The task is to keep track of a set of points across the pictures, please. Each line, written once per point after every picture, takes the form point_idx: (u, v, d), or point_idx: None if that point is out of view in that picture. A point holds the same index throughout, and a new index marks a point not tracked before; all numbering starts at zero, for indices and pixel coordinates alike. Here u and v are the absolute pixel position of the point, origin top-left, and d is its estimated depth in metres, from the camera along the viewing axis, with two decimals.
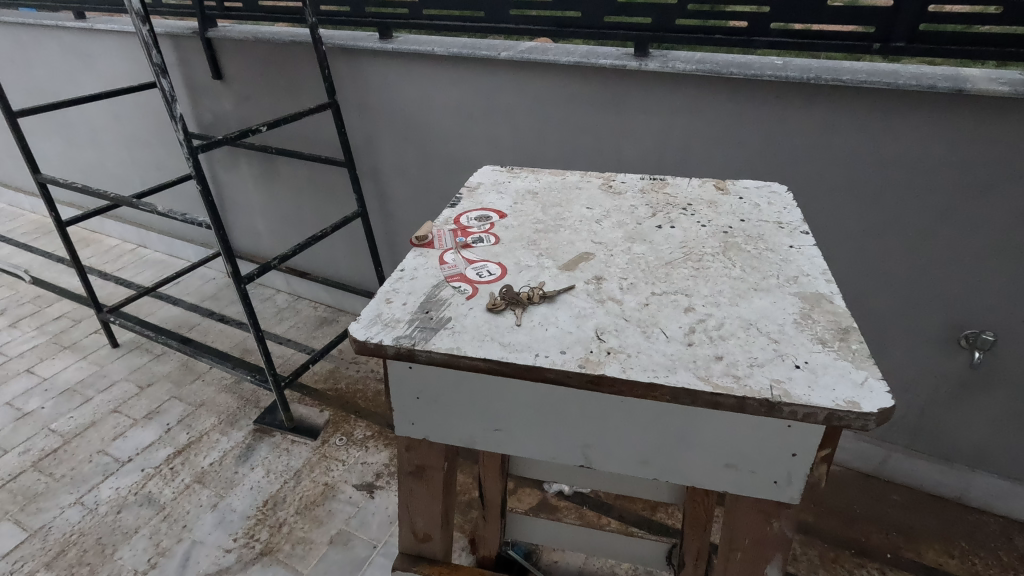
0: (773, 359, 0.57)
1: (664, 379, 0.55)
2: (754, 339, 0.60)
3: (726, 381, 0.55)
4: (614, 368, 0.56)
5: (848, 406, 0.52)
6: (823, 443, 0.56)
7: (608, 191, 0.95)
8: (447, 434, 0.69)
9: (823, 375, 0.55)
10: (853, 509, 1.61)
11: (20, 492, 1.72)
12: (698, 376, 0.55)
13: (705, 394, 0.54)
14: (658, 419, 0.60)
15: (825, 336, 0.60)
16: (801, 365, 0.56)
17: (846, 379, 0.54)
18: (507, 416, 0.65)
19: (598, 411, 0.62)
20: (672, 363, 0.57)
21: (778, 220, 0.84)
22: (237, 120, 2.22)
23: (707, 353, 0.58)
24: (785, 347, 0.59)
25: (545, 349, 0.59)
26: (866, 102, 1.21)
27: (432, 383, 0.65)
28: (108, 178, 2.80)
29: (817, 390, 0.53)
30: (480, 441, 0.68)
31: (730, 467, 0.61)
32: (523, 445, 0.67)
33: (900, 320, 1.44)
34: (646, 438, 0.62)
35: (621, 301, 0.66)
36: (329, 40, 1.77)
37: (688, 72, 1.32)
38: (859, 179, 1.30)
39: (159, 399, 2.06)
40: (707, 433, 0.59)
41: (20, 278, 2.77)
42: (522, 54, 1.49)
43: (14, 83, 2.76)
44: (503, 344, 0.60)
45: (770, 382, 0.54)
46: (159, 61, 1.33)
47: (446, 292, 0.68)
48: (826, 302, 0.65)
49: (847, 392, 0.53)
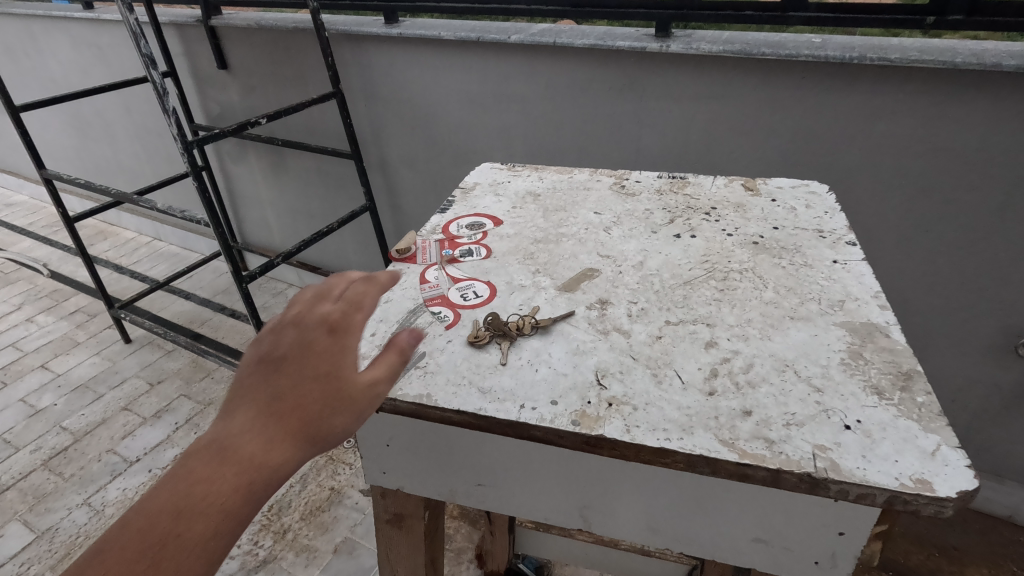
0: (816, 417, 0.50)
1: (680, 445, 0.48)
2: (791, 387, 0.53)
3: (757, 448, 0.47)
4: (616, 427, 0.49)
5: (917, 487, 0.44)
6: (876, 525, 0.48)
7: (620, 193, 0.87)
8: (425, 488, 0.62)
9: (882, 442, 0.48)
10: (891, 527, 1.50)
11: (30, 491, 1.71)
12: (720, 440, 0.48)
13: (730, 464, 0.47)
14: (679, 487, 0.52)
15: (881, 385, 0.53)
16: (851, 426, 0.49)
17: (912, 448, 0.47)
18: (491, 472, 0.58)
19: (605, 473, 0.54)
20: (689, 422, 0.50)
21: (819, 228, 0.76)
22: (244, 111, 2.16)
23: (732, 406, 0.51)
24: (829, 399, 0.52)
25: (533, 399, 0.52)
26: (918, 85, 1.08)
27: (405, 432, 0.58)
28: (122, 171, 2.79)
29: (877, 463, 0.46)
30: (462, 496, 0.61)
31: (758, 542, 0.53)
32: (509, 502, 0.60)
33: (948, 327, 1.32)
34: (658, 505, 0.54)
35: (628, 332, 0.60)
36: (332, 25, 1.68)
37: (714, 53, 1.19)
38: (907, 171, 1.17)
39: (168, 397, 2.04)
40: (734, 507, 0.51)
41: (38, 271, 2.78)
42: (533, 37, 1.38)
43: (27, 75, 2.75)
44: (484, 391, 0.53)
45: (813, 450, 0.47)
46: (148, 52, 1.26)
47: (423, 320, 0.62)
48: (881, 336, 0.58)
49: (916, 467, 0.46)
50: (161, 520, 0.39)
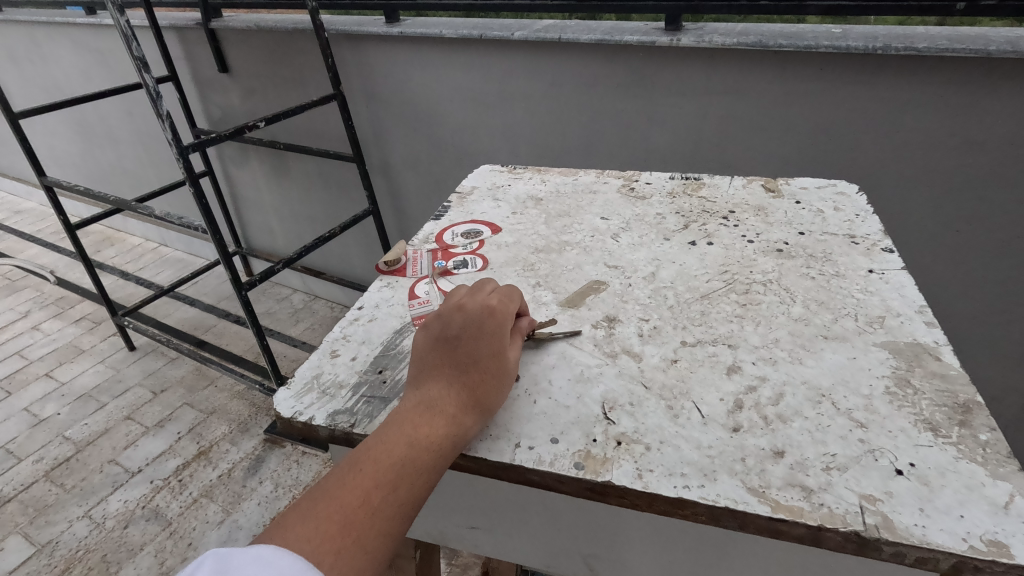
0: (862, 460, 0.47)
1: (701, 495, 0.45)
2: (830, 422, 0.50)
3: (794, 499, 0.44)
4: (626, 471, 0.47)
5: (990, 550, 0.40)
6: None
7: (630, 197, 0.86)
8: (418, 530, 0.64)
9: (941, 491, 0.44)
10: None
11: (31, 503, 1.69)
12: (746, 487, 0.45)
13: (762, 519, 0.44)
14: (686, 537, 0.53)
15: (937, 421, 0.50)
16: (905, 471, 0.46)
17: (978, 499, 0.43)
18: (483, 517, 0.59)
19: (604, 521, 0.55)
20: (711, 464, 0.47)
21: (849, 233, 0.75)
22: (246, 115, 2.13)
23: (761, 446, 0.49)
24: (875, 437, 0.49)
25: (530, 437, 0.51)
26: (946, 76, 1.01)
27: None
28: (126, 177, 2.78)
29: (938, 519, 0.42)
30: (454, 538, 0.63)
31: None
32: (502, 546, 0.61)
33: (981, 332, 1.24)
34: (675, 555, 0.55)
35: (640, 355, 0.58)
36: (331, 25, 1.64)
37: (728, 46, 1.13)
38: (935, 170, 1.11)
39: (171, 405, 2.01)
40: (749, 559, 0.52)
41: (45, 279, 2.77)
42: (538, 33, 1.33)
43: (32, 82, 2.75)
44: (473, 427, 0.53)
45: (860, 502, 0.44)
46: (139, 55, 1.22)
47: (408, 341, 0.63)
48: (932, 360, 0.56)
49: (987, 525, 0.42)
50: (358, 507, 0.45)
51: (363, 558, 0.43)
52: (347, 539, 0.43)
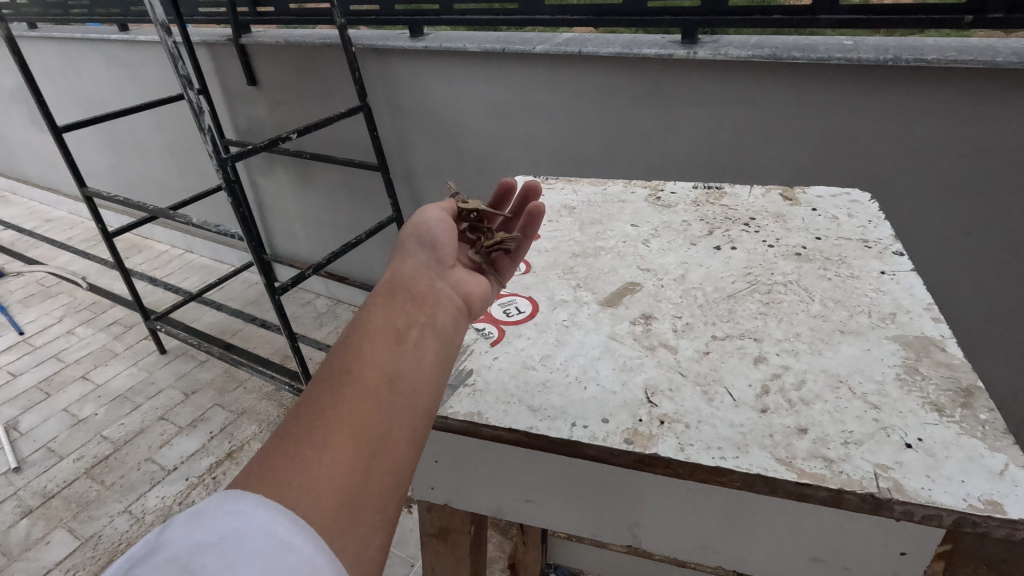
0: (875, 435, 0.53)
1: (735, 464, 0.51)
2: (847, 404, 0.56)
3: (816, 468, 0.50)
4: (669, 446, 0.53)
5: (987, 509, 0.46)
6: (940, 546, 0.52)
7: (656, 205, 0.92)
8: (473, 503, 0.66)
9: (946, 461, 0.50)
10: None
11: (74, 499, 1.76)
12: (776, 458, 0.51)
13: (789, 484, 0.50)
14: (724, 505, 0.56)
15: (941, 402, 0.56)
16: (913, 445, 0.52)
17: (978, 468, 0.49)
18: (538, 489, 0.62)
19: (646, 495, 0.59)
20: (743, 440, 0.53)
21: (864, 237, 0.80)
22: (272, 126, 2.21)
23: (787, 423, 0.55)
24: (888, 417, 0.54)
25: (584, 417, 0.57)
26: (956, 85, 1.05)
27: (457, 453, 0.63)
28: (154, 186, 2.87)
29: (943, 484, 0.48)
30: (509, 511, 0.65)
31: (817, 561, 0.56)
32: (556, 519, 0.64)
33: (994, 332, 1.27)
34: (713, 525, 0.58)
35: (675, 347, 0.64)
36: (358, 40, 1.71)
37: (743, 58, 1.19)
38: (946, 174, 1.14)
39: (202, 406, 2.09)
40: (782, 523, 0.55)
41: (77, 285, 2.87)
42: (558, 46, 1.39)
43: (65, 95, 2.85)
44: (533, 408, 0.58)
45: (875, 470, 0.50)
46: (185, 71, 1.30)
47: (469, 336, 0.69)
48: (938, 351, 0.61)
49: (984, 488, 0.48)
50: (317, 416, 0.45)
51: (331, 453, 0.43)
52: (302, 447, 0.43)
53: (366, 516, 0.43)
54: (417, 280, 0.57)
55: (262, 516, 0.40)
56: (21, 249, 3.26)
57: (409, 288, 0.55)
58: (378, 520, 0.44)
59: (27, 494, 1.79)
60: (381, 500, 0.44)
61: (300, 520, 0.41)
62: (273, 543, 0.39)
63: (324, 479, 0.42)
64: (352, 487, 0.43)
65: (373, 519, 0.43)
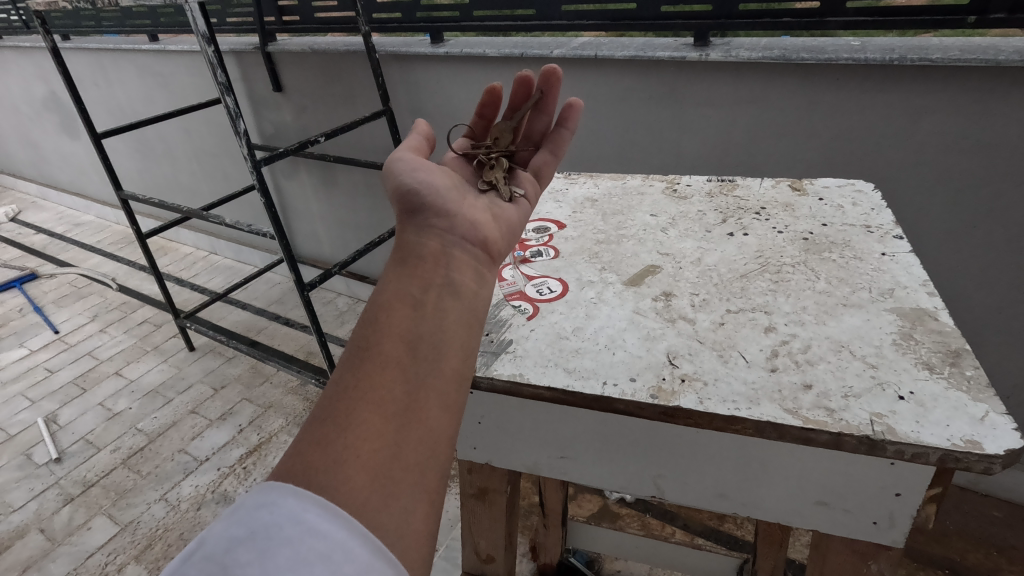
0: (873, 390, 0.60)
1: (747, 413, 0.58)
2: (848, 364, 0.63)
3: (819, 415, 0.57)
4: (690, 399, 0.60)
5: (967, 447, 0.53)
6: (930, 485, 0.57)
7: (672, 196, 0.99)
8: (512, 461, 0.75)
9: (934, 409, 0.57)
10: (944, 525, 1.48)
11: (112, 487, 1.85)
12: (784, 409, 0.58)
13: (795, 429, 0.57)
14: (737, 453, 0.63)
15: (932, 361, 0.62)
16: (906, 397, 0.59)
17: (962, 414, 0.56)
18: (570, 445, 0.70)
19: (672, 442, 0.65)
20: (755, 394, 0.60)
21: (866, 224, 0.86)
22: (297, 130, 2.29)
23: (794, 381, 0.61)
24: (885, 374, 0.61)
25: (613, 377, 0.64)
26: (959, 83, 1.10)
27: (499, 414, 0.71)
28: (181, 190, 2.97)
29: (930, 428, 0.55)
30: (544, 467, 0.73)
31: (820, 504, 0.62)
32: (585, 473, 0.71)
33: (1000, 321, 1.31)
34: (727, 472, 0.64)
35: (693, 320, 0.71)
36: (381, 46, 1.78)
37: (754, 60, 1.24)
38: (952, 169, 1.18)
39: (231, 400, 2.17)
40: (788, 468, 0.61)
41: (108, 285, 2.98)
42: (575, 50, 1.45)
43: (96, 103, 2.96)
44: (568, 370, 0.65)
45: (870, 417, 0.57)
46: (223, 79, 1.38)
47: (507, 312, 0.75)
48: (930, 320, 0.67)
49: (966, 430, 0.54)
50: (345, 395, 0.47)
51: (359, 430, 0.45)
52: (331, 430, 0.45)
53: (401, 481, 0.45)
54: (424, 244, 0.59)
55: (290, 504, 0.42)
56: (52, 252, 3.37)
57: (418, 255, 0.57)
58: (416, 489, 0.45)
59: (68, 483, 1.88)
60: (417, 468, 0.46)
61: (330, 505, 0.42)
62: (300, 530, 0.40)
63: (354, 457, 0.44)
64: (382, 458, 0.45)
65: (411, 488, 0.45)
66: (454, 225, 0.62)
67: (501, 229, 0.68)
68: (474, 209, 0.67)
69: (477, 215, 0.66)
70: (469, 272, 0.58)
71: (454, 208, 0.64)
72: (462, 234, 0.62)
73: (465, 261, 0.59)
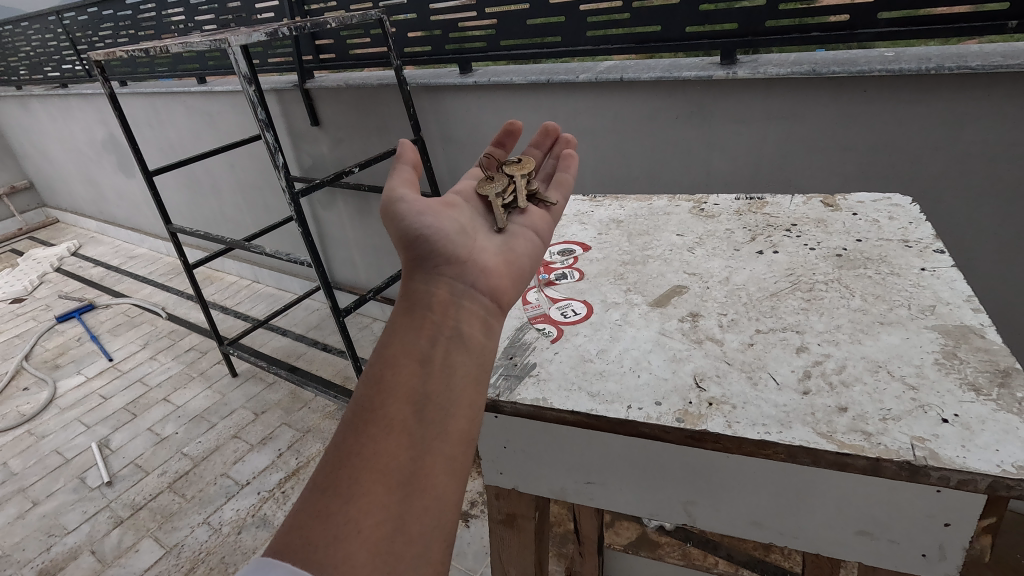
0: (913, 412, 0.57)
1: (778, 437, 0.56)
2: (885, 385, 0.60)
3: (855, 439, 0.55)
4: (718, 422, 0.58)
5: (1017, 473, 0.49)
6: (981, 515, 0.53)
7: (699, 216, 0.98)
8: (539, 487, 0.74)
9: (981, 433, 0.53)
10: (1017, 557, 1.35)
11: (158, 510, 1.90)
12: (818, 433, 0.56)
13: (830, 454, 0.54)
14: (771, 479, 0.60)
15: (979, 382, 0.59)
16: (949, 419, 0.55)
17: (1013, 439, 0.52)
18: (598, 471, 0.69)
19: (703, 468, 0.63)
20: (786, 417, 0.58)
21: (903, 238, 0.83)
22: (333, 160, 2.38)
23: (828, 404, 0.59)
24: (927, 396, 0.58)
25: (639, 401, 0.63)
26: (1002, 89, 1.06)
27: (525, 440, 0.71)
28: (226, 223, 3.12)
29: (974, 452, 0.52)
30: (571, 492, 0.72)
31: (863, 535, 0.59)
32: (613, 500, 0.70)
33: None
34: (763, 500, 0.62)
35: (721, 341, 0.69)
36: (412, 78, 1.84)
37: (782, 75, 1.22)
38: (999, 177, 1.13)
39: (271, 425, 2.22)
40: (827, 495, 0.58)
41: (158, 314, 3.12)
42: (600, 74, 1.46)
43: (151, 144, 3.15)
44: (593, 395, 0.64)
45: (911, 441, 0.54)
46: (263, 116, 1.45)
47: (531, 335, 0.75)
48: (976, 338, 0.64)
49: (1017, 455, 0.51)
50: (345, 460, 0.45)
51: (363, 503, 0.43)
52: (335, 498, 0.43)
53: (404, 555, 0.42)
54: (433, 291, 0.55)
55: None
56: (109, 284, 3.56)
57: (425, 300, 0.54)
58: (420, 566, 0.42)
59: (118, 506, 1.94)
60: (421, 542, 0.43)
61: None
62: None
63: (355, 531, 0.42)
64: (384, 532, 0.42)
65: (414, 560, 0.43)
66: (464, 273, 0.58)
67: (513, 273, 0.63)
68: (483, 252, 0.62)
69: (490, 262, 0.62)
70: (481, 323, 0.55)
71: (466, 254, 0.60)
72: (474, 279, 0.58)
73: (475, 309, 0.56)
